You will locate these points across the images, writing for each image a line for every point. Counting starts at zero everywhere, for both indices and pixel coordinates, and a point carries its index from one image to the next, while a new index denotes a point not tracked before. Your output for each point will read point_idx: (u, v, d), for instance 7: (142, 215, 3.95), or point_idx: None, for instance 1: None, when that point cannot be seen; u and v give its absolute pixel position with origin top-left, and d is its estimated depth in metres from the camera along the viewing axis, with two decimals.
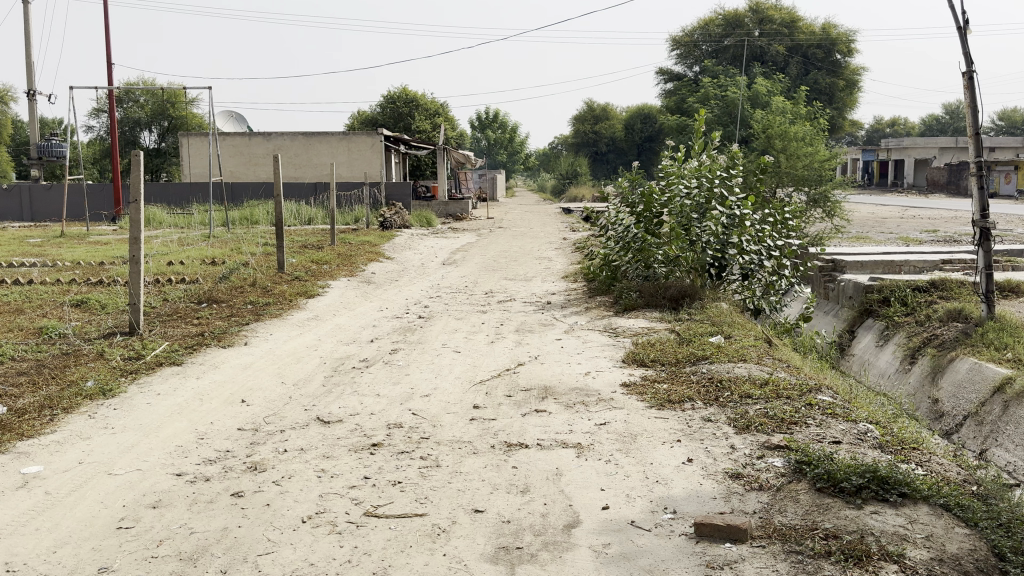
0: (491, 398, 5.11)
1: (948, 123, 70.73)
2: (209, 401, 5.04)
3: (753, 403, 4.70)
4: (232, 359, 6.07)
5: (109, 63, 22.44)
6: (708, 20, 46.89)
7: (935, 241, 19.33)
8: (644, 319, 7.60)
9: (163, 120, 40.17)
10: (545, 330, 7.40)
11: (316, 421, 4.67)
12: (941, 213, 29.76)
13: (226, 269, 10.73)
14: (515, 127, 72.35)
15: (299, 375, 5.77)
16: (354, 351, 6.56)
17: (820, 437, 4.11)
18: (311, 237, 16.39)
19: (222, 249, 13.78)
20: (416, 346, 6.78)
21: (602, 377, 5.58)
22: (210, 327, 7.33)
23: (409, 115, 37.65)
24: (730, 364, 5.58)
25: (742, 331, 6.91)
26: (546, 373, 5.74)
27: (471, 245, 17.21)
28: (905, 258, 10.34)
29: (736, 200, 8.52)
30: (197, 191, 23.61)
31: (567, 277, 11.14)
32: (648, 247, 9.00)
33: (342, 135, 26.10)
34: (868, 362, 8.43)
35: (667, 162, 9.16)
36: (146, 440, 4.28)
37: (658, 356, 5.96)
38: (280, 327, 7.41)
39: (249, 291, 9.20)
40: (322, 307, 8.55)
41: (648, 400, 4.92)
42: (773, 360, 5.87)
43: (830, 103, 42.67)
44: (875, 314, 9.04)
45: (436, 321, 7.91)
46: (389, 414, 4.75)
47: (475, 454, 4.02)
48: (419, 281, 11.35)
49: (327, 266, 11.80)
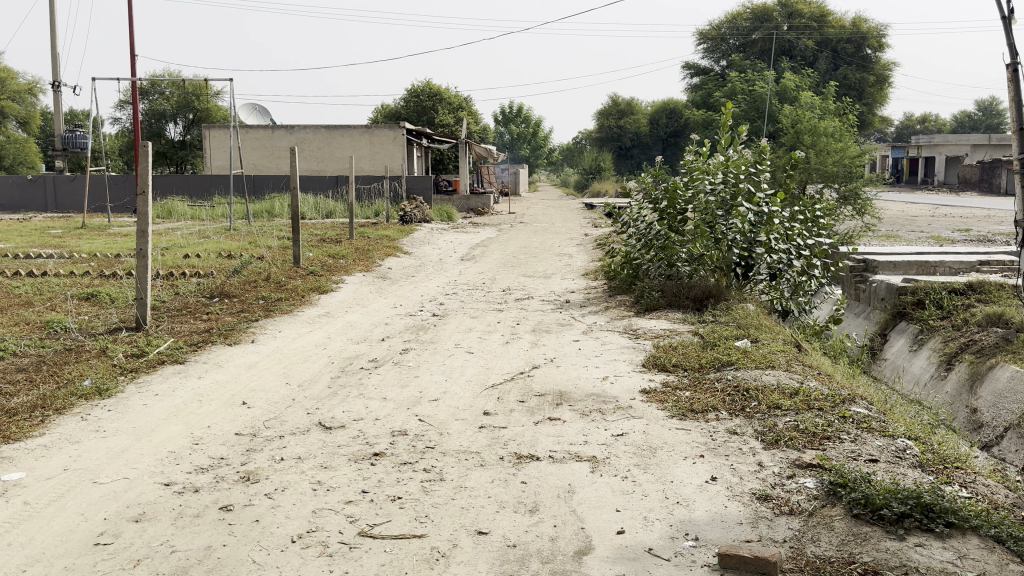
0: (502, 404, 4.84)
1: (980, 121, 69.39)
2: (208, 402, 4.83)
3: (782, 415, 4.40)
4: (237, 358, 5.87)
5: (133, 55, 22.44)
6: (736, 14, 46.19)
7: (969, 241, 18.80)
8: (666, 320, 7.29)
9: (188, 113, 40.17)
10: (562, 331, 7.12)
11: (317, 426, 4.43)
12: (972, 212, 29.10)
13: (240, 263, 10.54)
14: (539, 122, 71.97)
15: (304, 375, 5.54)
16: (363, 350, 6.33)
17: (854, 454, 3.82)
18: (330, 230, 16.24)
19: (239, 243, 13.60)
20: (428, 346, 6.53)
21: (620, 383, 5.29)
22: (218, 323, 7.14)
23: (432, 109, 37.45)
24: (758, 371, 5.27)
25: (769, 334, 6.59)
26: (561, 377, 5.46)
27: (491, 241, 16.99)
28: (939, 259, 9.98)
29: (764, 196, 8.19)
30: (218, 183, 23.58)
31: (587, 275, 10.85)
32: (671, 245, 8.70)
33: (365, 128, 25.92)
34: (901, 368, 8.06)
35: (691, 157, 8.85)
36: (136, 446, 4.07)
37: (680, 362, 5.66)
38: (290, 324, 7.20)
39: (262, 286, 9.00)
40: (334, 303, 8.33)
41: (669, 410, 4.63)
42: (803, 367, 5.54)
43: (860, 98, 41.93)
44: (909, 317, 8.67)
45: (450, 320, 7.66)
46: (394, 420, 4.50)
47: (482, 467, 3.76)
48: (436, 277, 11.10)
49: (344, 261, 11.60)
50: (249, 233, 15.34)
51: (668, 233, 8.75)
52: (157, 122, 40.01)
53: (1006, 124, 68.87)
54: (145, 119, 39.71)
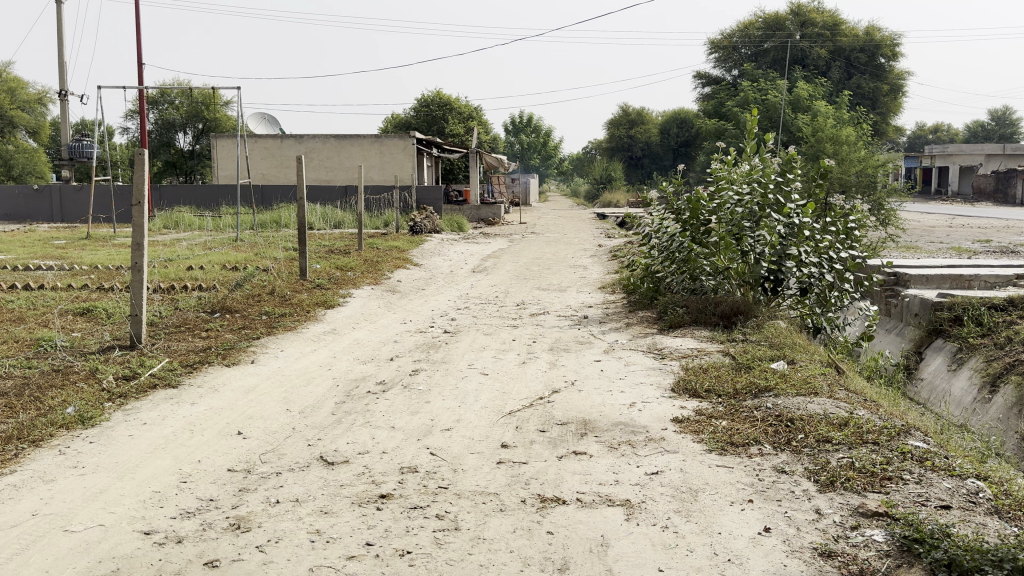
0: (522, 435, 4.42)
1: (994, 130, 68.57)
2: (200, 433, 4.44)
3: (835, 451, 3.97)
4: (236, 380, 5.47)
5: (141, 63, 22.23)
6: (748, 23, 45.85)
7: (993, 252, 18.28)
8: (692, 338, 6.84)
9: (198, 123, 40.01)
10: (581, 350, 6.69)
11: (318, 460, 4.02)
12: (991, 223, 28.50)
13: (244, 276, 10.16)
14: (549, 132, 71.72)
15: (307, 401, 5.12)
16: (370, 371, 5.91)
17: (922, 500, 3.39)
18: (338, 241, 15.87)
19: (244, 254, 13.23)
20: (440, 366, 6.10)
21: (649, 410, 4.85)
22: (217, 340, 6.76)
23: (442, 119, 37.16)
24: (800, 398, 4.83)
25: (806, 355, 6.15)
26: (585, 404, 5.02)
27: (502, 252, 16.59)
28: (974, 272, 9.54)
29: (794, 206, 7.75)
30: (226, 193, 23.26)
31: (604, 288, 10.42)
32: (694, 258, 8.28)
33: (375, 137, 25.66)
34: (940, 389, 7.60)
35: (716, 165, 8.43)
36: (116, 485, 3.68)
37: (713, 387, 5.22)
38: (293, 342, 6.78)
39: (266, 300, 8.62)
40: (340, 319, 7.91)
41: (707, 443, 4.21)
42: (847, 393, 5.09)
43: (873, 108, 41.38)
44: (946, 334, 8.20)
45: (463, 337, 7.23)
46: (404, 454, 4.08)
47: (502, 512, 3.33)
48: (447, 290, 10.68)
49: (352, 273, 11.20)
50: (256, 244, 15.00)
51: (691, 246, 8.31)
52: (167, 132, 39.86)
53: (1020, 134, 68.20)
54: (155, 129, 39.57)
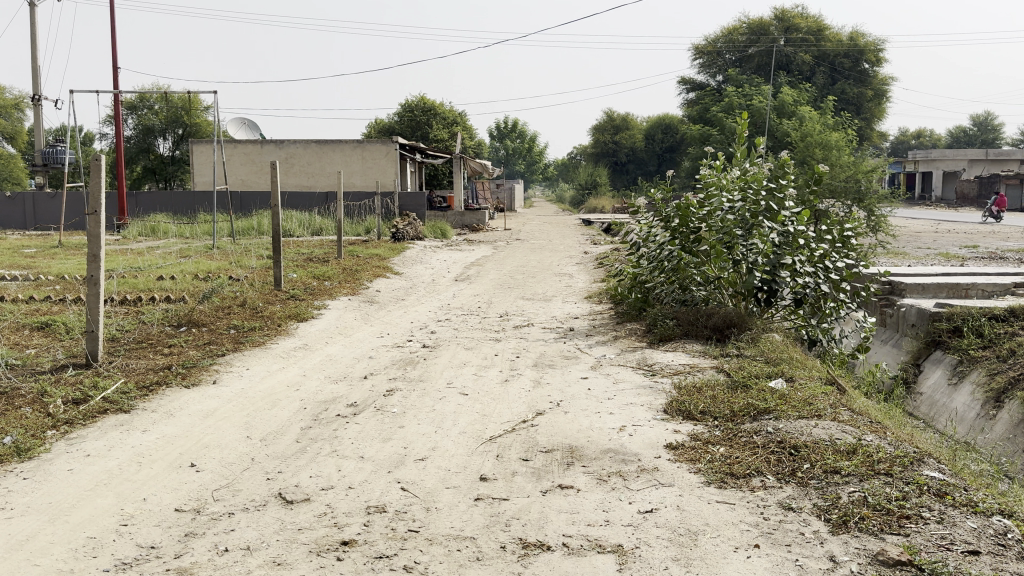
0: (502, 466, 4.04)
1: (976, 135, 69.14)
2: (149, 466, 4.05)
3: (847, 484, 3.63)
4: (194, 404, 5.07)
5: (116, 67, 21.74)
6: (732, 28, 45.79)
7: (980, 258, 18.10)
8: (684, 353, 6.50)
9: (177, 128, 39.48)
10: (567, 366, 6.32)
11: (276, 498, 3.65)
12: (977, 228, 28.38)
13: (214, 286, 9.73)
14: (534, 137, 71.61)
15: (270, 427, 4.73)
16: (341, 391, 5.51)
17: (946, 543, 3.04)
18: (317, 249, 15.43)
19: (218, 263, 12.79)
20: (417, 386, 5.71)
21: (640, 436, 4.49)
22: (179, 358, 6.35)
23: (426, 124, 36.76)
24: (803, 422, 4.49)
25: (805, 371, 5.83)
26: (572, 427, 4.66)
27: (486, 259, 16.22)
28: (970, 281, 9.30)
29: (788, 214, 7.40)
30: (203, 200, 22.76)
31: (591, 298, 10.09)
32: (684, 267, 7.96)
33: (357, 143, 25.24)
34: (941, 404, 7.29)
35: (706, 171, 8.11)
36: (46, 530, 3.29)
37: (708, 408, 4.88)
38: (261, 358, 6.39)
39: (236, 312, 8.20)
40: (313, 333, 7.51)
41: (705, 474, 3.86)
42: (852, 415, 4.76)
43: (858, 113, 41.39)
44: (945, 346, 7.91)
45: (443, 352, 6.85)
46: (372, 490, 3.69)
47: (480, 562, 2.96)
48: (428, 300, 10.29)
49: (329, 283, 10.78)
50: (232, 252, 14.55)
51: (682, 254, 7.97)
52: (146, 137, 39.29)
53: (1001, 139, 68.75)
54: (134, 135, 39.00)
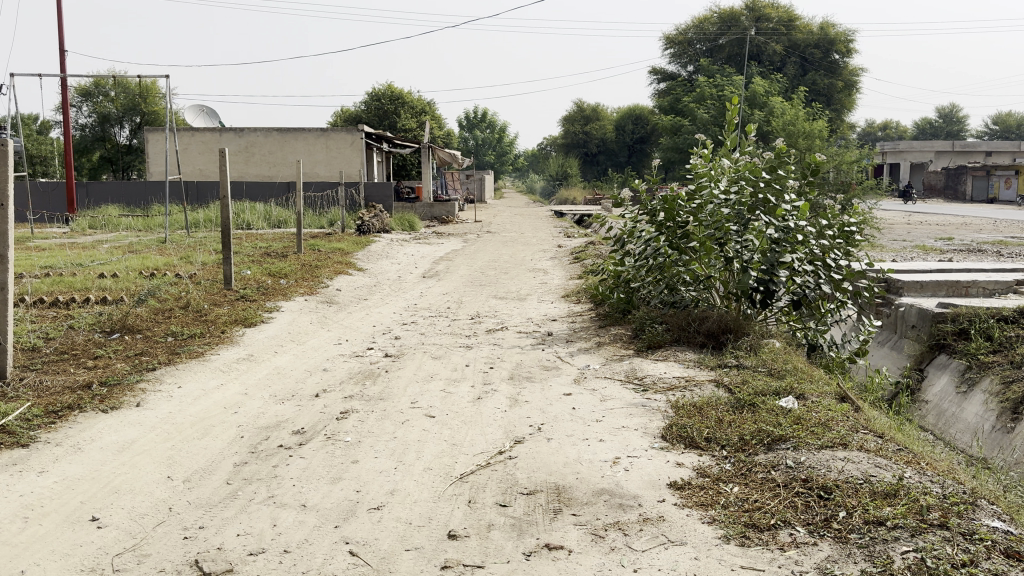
0: (476, 516, 3.32)
1: (941, 128, 69.70)
2: (38, 522, 3.29)
3: (898, 541, 2.97)
4: (109, 435, 4.28)
5: (63, 50, 20.60)
6: (703, 19, 45.39)
7: (959, 250, 17.81)
8: (677, 363, 5.84)
9: (135, 116, 38.10)
10: (547, 379, 5.61)
11: (194, 568, 2.92)
12: (950, 219, 28.24)
13: (158, 285, 8.88)
14: (504, 127, 71.08)
15: (198, 463, 3.97)
16: (287, 414, 4.75)
17: None
18: (278, 242, 14.58)
19: (166, 259, 11.89)
20: (376, 405, 4.96)
21: (638, 470, 3.81)
22: (104, 372, 5.55)
23: (394, 113, 35.87)
24: (828, 453, 3.83)
25: (814, 385, 5.19)
26: (557, 460, 3.95)
27: (456, 253, 15.49)
28: (971, 279, 8.76)
29: (788, 206, 6.72)
30: (156, 189, 21.63)
31: (568, 297, 9.41)
32: (672, 265, 7.27)
33: (321, 131, 24.28)
34: (951, 414, 6.69)
35: (696, 160, 7.44)
36: None
37: (713, 435, 4.20)
38: (199, 372, 5.61)
39: (177, 317, 7.38)
40: (263, 340, 6.72)
41: (721, 527, 3.19)
42: (879, 442, 4.12)
43: (828, 104, 41.08)
44: (951, 350, 7.32)
45: (407, 363, 6.11)
46: (312, 556, 2.97)
47: None
48: (393, 300, 9.54)
49: (285, 281, 9.96)
50: (183, 246, 13.64)
51: (670, 251, 7.26)
52: (103, 126, 37.95)
53: (966, 130, 69.21)
54: (90, 123, 37.69)
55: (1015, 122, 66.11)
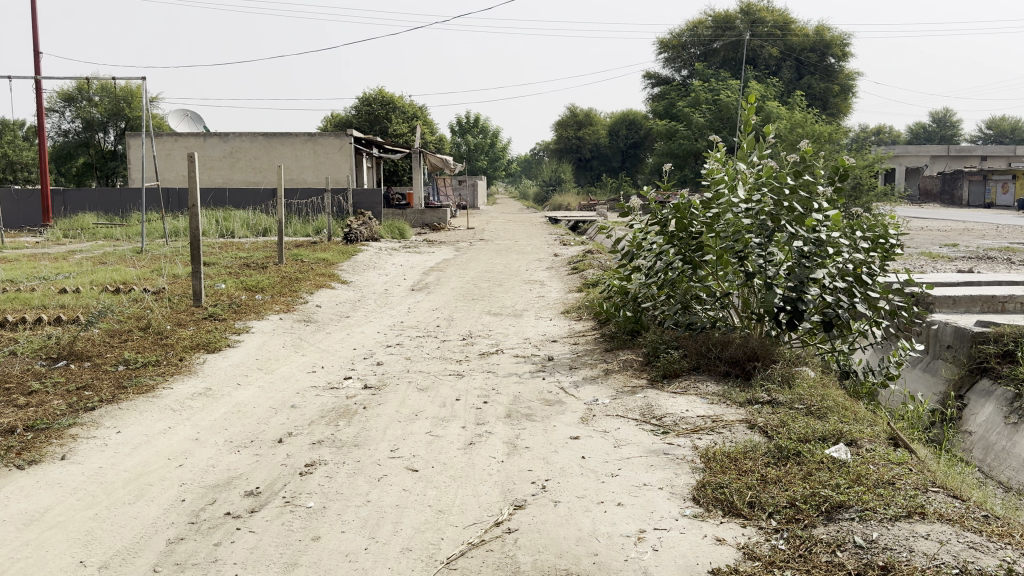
0: None
1: (934, 132, 69.46)
2: None
3: None
4: (17, 503, 3.49)
5: (38, 52, 19.80)
6: (697, 22, 44.72)
7: (968, 258, 17.15)
8: (700, 397, 5.08)
9: (120, 121, 36.85)
10: (550, 419, 4.83)
11: None
12: (951, 225, 27.72)
13: (118, 302, 8.09)
14: (496, 132, 70.18)
15: (122, 541, 3.19)
16: (242, 469, 3.96)
17: None
18: (258, 252, 13.76)
19: (134, 271, 11.07)
20: (349, 455, 4.18)
21: (670, 551, 3.05)
22: (31, 410, 4.75)
23: (384, 118, 35.11)
24: (905, 529, 3.07)
25: (861, 425, 4.44)
26: (567, 535, 3.19)
27: (447, 263, 14.72)
28: (1007, 293, 8.05)
29: (819, 215, 5.94)
30: (133, 197, 20.78)
31: (568, 313, 8.64)
32: (686, 281, 6.50)
33: (308, 136, 23.51)
34: (1003, 448, 5.89)
35: (714, 165, 6.67)
36: None
37: (757, 499, 3.45)
38: (146, 411, 4.83)
39: (133, 340, 6.58)
40: (225, 369, 5.94)
41: None
42: (959, 506, 3.36)
43: (824, 109, 40.45)
44: (994, 375, 6.56)
45: (389, 397, 5.33)
46: None
47: None
48: (378, 317, 8.76)
49: (261, 296, 9.17)
50: (155, 258, 12.80)
51: (682, 266, 6.47)
52: (87, 133, 37.19)
53: (959, 135, 68.86)
54: (75, 131, 37.11)
55: (1009, 127, 65.78)
